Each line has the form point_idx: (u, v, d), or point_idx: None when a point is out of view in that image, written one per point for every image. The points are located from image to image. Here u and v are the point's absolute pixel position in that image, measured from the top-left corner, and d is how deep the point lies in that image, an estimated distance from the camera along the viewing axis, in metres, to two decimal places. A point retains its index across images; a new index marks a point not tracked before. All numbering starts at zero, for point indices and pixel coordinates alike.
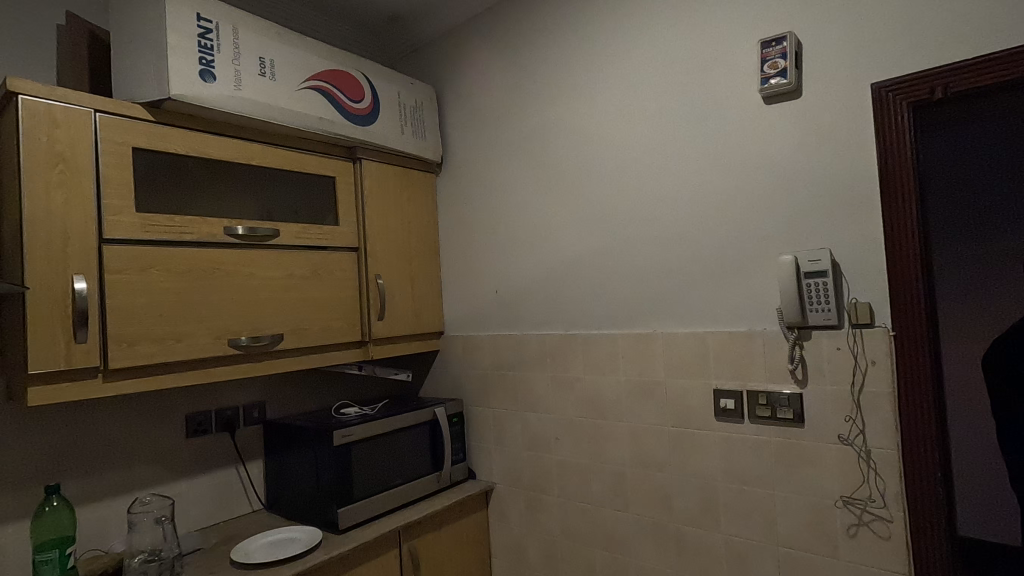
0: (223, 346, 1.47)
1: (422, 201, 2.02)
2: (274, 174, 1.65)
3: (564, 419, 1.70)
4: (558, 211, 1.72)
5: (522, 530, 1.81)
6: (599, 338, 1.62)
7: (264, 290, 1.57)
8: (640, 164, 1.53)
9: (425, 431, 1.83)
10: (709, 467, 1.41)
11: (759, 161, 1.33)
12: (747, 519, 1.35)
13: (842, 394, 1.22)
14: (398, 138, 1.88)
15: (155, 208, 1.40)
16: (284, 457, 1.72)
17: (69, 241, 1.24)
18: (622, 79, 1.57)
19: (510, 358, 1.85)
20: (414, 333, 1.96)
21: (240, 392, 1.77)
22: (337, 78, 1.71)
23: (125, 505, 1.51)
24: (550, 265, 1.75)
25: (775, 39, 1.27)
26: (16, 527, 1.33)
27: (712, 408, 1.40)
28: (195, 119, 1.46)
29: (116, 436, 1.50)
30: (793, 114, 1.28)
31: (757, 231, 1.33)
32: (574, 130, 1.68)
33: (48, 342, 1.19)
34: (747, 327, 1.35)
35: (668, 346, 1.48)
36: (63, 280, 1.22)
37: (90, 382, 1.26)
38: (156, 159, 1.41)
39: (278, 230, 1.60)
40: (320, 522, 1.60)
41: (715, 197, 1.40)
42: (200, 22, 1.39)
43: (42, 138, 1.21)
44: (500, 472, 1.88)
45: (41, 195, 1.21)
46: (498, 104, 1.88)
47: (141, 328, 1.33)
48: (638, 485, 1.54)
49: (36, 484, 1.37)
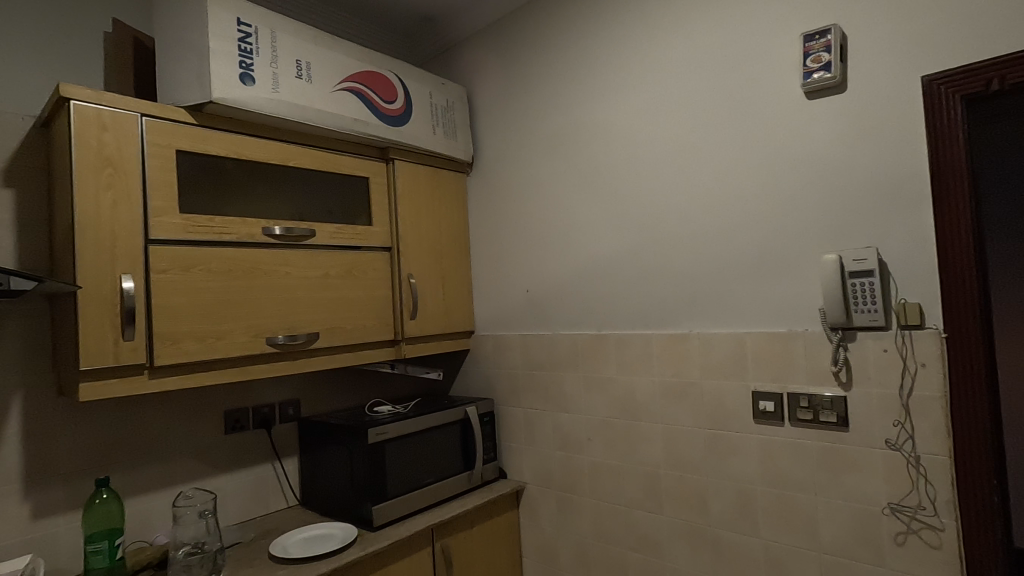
0: (262, 345, 1.50)
1: (453, 201, 2.03)
2: (310, 176, 1.67)
3: (597, 419, 1.69)
4: (590, 209, 1.71)
5: (554, 530, 1.81)
6: (633, 338, 1.60)
7: (301, 289, 1.59)
8: (675, 162, 1.51)
9: (456, 430, 1.84)
10: (747, 471, 1.38)
11: (798, 158, 1.30)
12: (787, 525, 1.32)
13: (889, 398, 1.18)
14: (429, 138, 1.89)
15: (197, 208, 1.43)
16: (319, 454, 1.75)
17: (117, 241, 1.28)
18: (657, 77, 1.55)
19: (542, 358, 1.84)
20: (445, 332, 1.97)
21: (277, 390, 1.80)
22: (370, 79, 1.73)
23: (168, 498, 1.55)
24: (582, 264, 1.74)
25: (819, 31, 1.24)
26: (66, 518, 1.38)
27: (750, 410, 1.37)
28: (235, 121, 1.49)
29: (159, 430, 1.54)
30: (836, 109, 1.25)
31: (799, 229, 1.30)
32: (607, 129, 1.66)
33: (98, 339, 1.23)
34: (787, 328, 1.32)
35: (704, 346, 1.46)
36: (112, 279, 1.27)
37: (137, 378, 1.30)
38: (198, 160, 1.45)
39: (314, 231, 1.62)
40: (354, 518, 1.62)
41: (752, 194, 1.37)
42: (240, 27, 1.42)
43: (92, 142, 1.25)
44: (531, 472, 1.88)
45: (91, 196, 1.25)
46: (530, 103, 1.88)
47: (185, 326, 1.37)
48: (673, 487, 1.52)
49: (86, 476, 1.41)
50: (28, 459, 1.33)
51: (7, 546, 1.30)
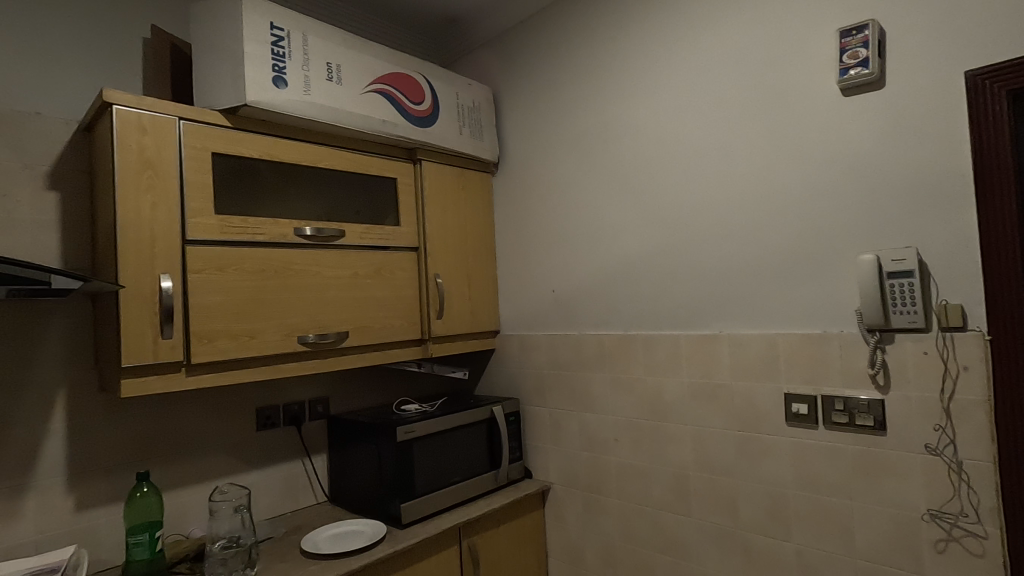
0: (293, 343, 1.53)
1: (479, 201, 2.04)
2: (339, 176, 1.69)
3: (624, 420, 1.68)
4: (618, 210, 1.70)
5: (581, 530, 1.80)
6: (661, 338, 1.59)
7: (331, 288, 1.62)
8: (705, 161, 1.50)
9: (482, 429, 1.84)
10: (779, 474, 1.36)
11: (834, 156, 1.28)
12: (821, 530, 1.30)
13: (929, 401, 1.15)
14: (456, 138, 1.90)
15: (231, 210, 1.47)
16: (348, 451, 1.77)
17: (156, 242, 1.31)
18: (686, 75, 1.54)
19: (568, 358, 1.84)
20: (471, 332, 1.98)
21: (306, 388, 1.83)
22: (399, 80, 1.74)
23: (202, 492, 1.58)
24: (609, 264, 1.73)
25: (856, 27, 1.21)
26: (107, 511, 1.42)
27: (782, 412, 1.35)
28: (267, 124, 1.52)
29: (194, 426, 1.58)
30: (873, 105, 1.22)
31: (833, 228, 1.28)
32: (635, 128, 1.65)
33: (138, 338, 1.27)
34: (821, 329, 1.30)
35: (734, 347, 1.44)
36: (151, 279, 1.30)
37: (174, 376, 1.33)
38: (232, 162, 1.48)
39: (343, 231, 1.65)
40: (383, 515, 1.64)
41: (785, 193, 1.35)
42: (273, 31, 1.45)
43: (133, 145, 1.29)
44: (557, 472, 1.88)
45: (131, 198, 1.28)
46: (556, 103, 1.88)
47: (220, 324, 1.40)
48: (702, 490, 1.51)
49: (125, 470, 1.46)
50: (71, 452, 1.38)
51: (52, 537, 1.34)
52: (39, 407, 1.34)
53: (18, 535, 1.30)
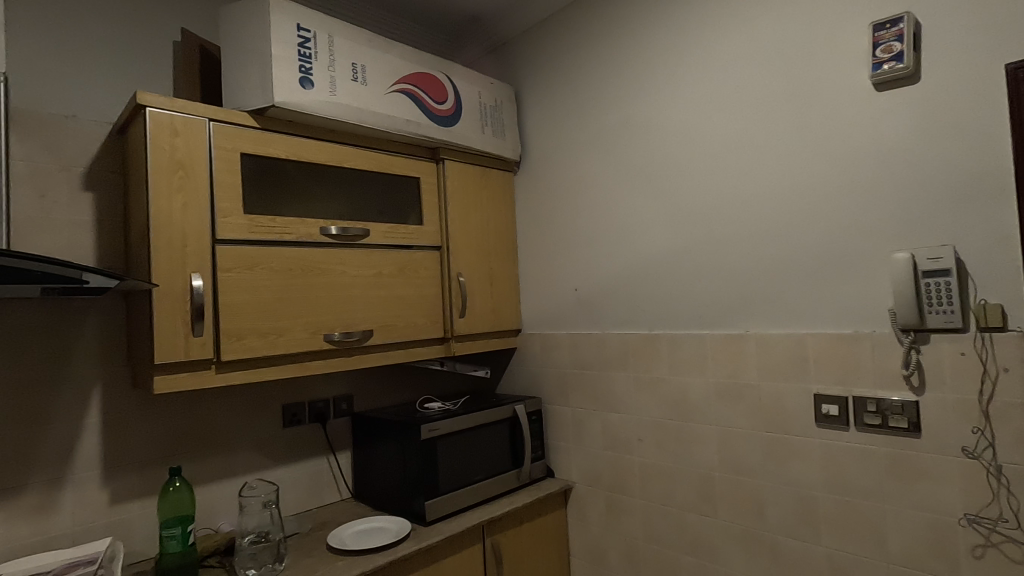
0: (320, 341, 1.54)
1: (502, 200, 2.04)
2: (364, 176, 1.71)
3: (648, 420, 1.67)
4: (642, 208, 1.69)
5: (603, 530, 1.80)
6: (686, 338, 1.58)
7: (356, 286, 1.63)
8: (732, 158, 1.48)
9: (505, 428, 1.85)
10: (809, 477, 1.34)
11: (867, 152, 1.25)
12: (852, 533, 1.28)
13: (966, 403, 1.12)
14: (478, 137, 1.90)
15: (260, 209, 1.49)
16: (372, 448, 1.78)
17: (187, 241, 1.33)
18: (714, 72, 1.52)
19: (591, 358, 1.83)
20: (493, 330, 1.98)
21: (331, 385, 1.85)
22: (422, 80, 1.75)
23: (231, 487, 1.61)
24: (633, 262, 1.72)
25: (890, 20, 1.19)
26: (141, 504, 1.45)
27: (811, 413, 1.33)
28: (294, 124, 1.54)
29: (223, 422, 1.61)
30: (908, 101, 1.19)
31: (866, 225, 1.25)
32: (661, 126, 1.64)
33: (170, 335, 1.29)
34: (853, 329, 1.27)
35: (762, 347, 1.42)
36: (183, 277, 1.32)
37: (205, 372, 1.35)
38: (260, 163, 1.50)
39: (368, 231, 1.66)
40: (407, 513, 1.65)
41: (815, 190, 1.33)
42: (300, 32, 1.46)
43: (165, 146, 1.31)
44: (579, 471, 1.87)
45: (164, 198, 1.31)
46: (579, 102, 1.87)
47: (249, 322, 1.42)
48: (728, 491, 1.49)
49: (157, 465, 1.49)
50: (106, 446, 1.41)
51: (88, 529, 1.38)
52: (75, 403, 1.38)
53: (56, 526, 1.34)
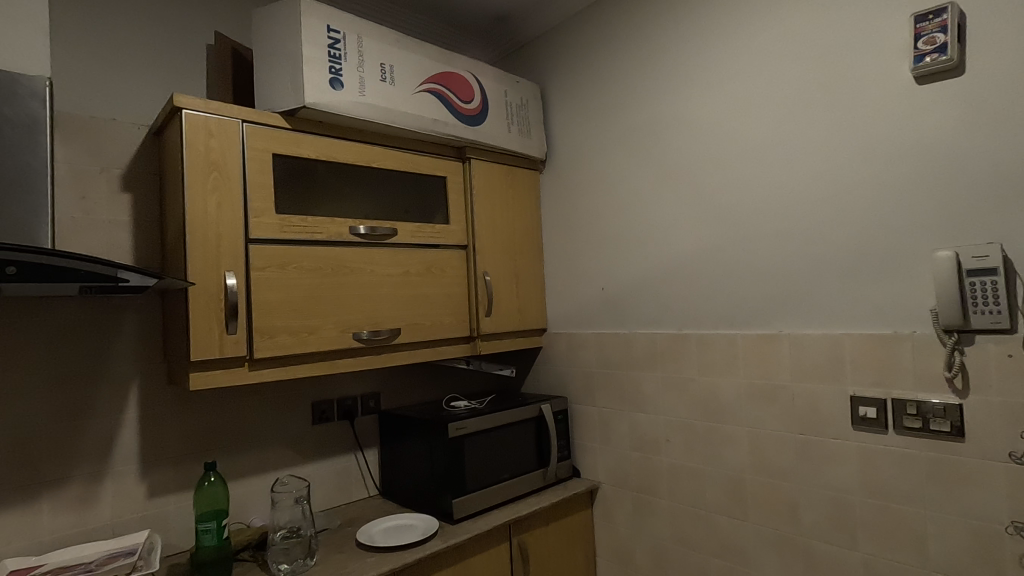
0: (349, 340, 1.56)
1: (528, 199, 2.04)
2: (392, 176, 1.72)
3: (677, 421, 1.65)
4: (670, 206, 1.67)
5: (630, 531, 1.78)
6: (716, 338, 1.55)
7: (384, 285, 1.64)
8: (763, 155, 1.45)
9: (531, 427, 1.84)
10: (845, 480, 1.31)
11: (907, 148, 1.21)
12: (891, 539, 1.24)
13: (1012, 407, 1.08)
14: (504, 136, 1.90)
15: (291, 210, 1.51)
16: (399, 445, 1.80)
17: (222, 240, 1.36)
18: (746, 67, 1.49)
19: (618, 357, 1.82)
20: (519, 329, 1.98)
21: (359, 383, 1.87)
22: (449, 80, 1.75)
23: (262, 483, 1.64)
24: (661, 261, 1.70)
25: (933, 11, 1.15)
26: (176, 498, 1.49)
27: (848, 415, 1.30)
28: (324, 125, 1.55)
29: (254, 418, 1.64)
30: (951, 94, 1.16)
31: (906, 223, 1.22)
32: (691, 123, 1.61)
33: (205, 332, 1.32)
34: (892, 329, 1.24)
35: (796, 348, 1.39)
36: (217, 276, 1.35)
37: (238, 369, 1.38)
38: (291, 163, 1.52)
39: (395, 230, 1.67)
40: (434, 510, 1.66)
41: (852, 188, 1.30)
42: (330, 33, 1.48)
43: (201, 147, 1.34)
44: (606, 472, 1.86)
45: (200, 198, 1.33)
46: (606, 99, 1.86)
47: (281, 320, 1.44)
48: (760, 494, 1.46)
49: (192, 460, 1.52)
50: (144, 442, 1.45)
51: (127, 521, 1.41)
52: (114, 398, 1.42)
53: (97, 518, 1.37)
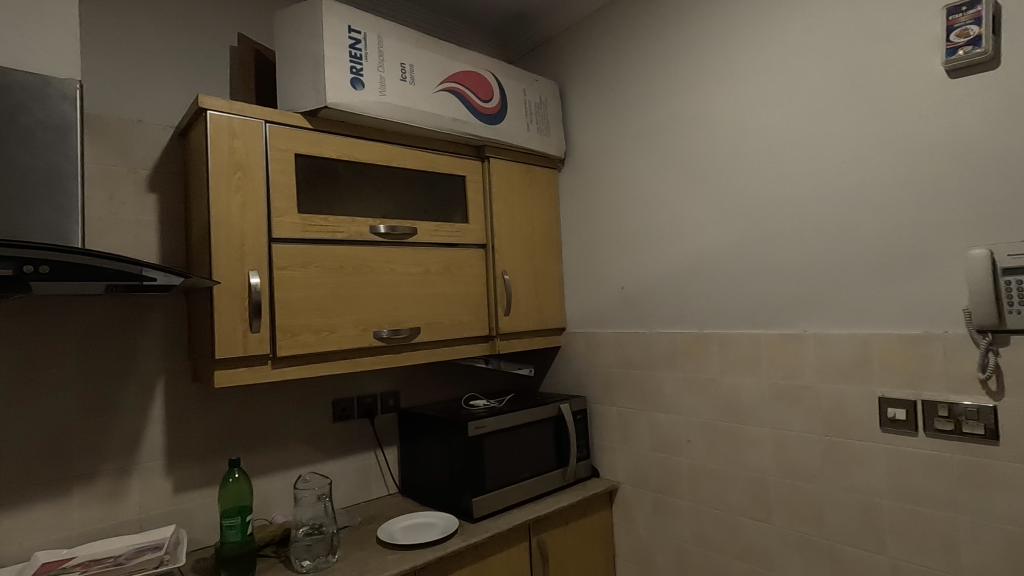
0: (370, 338, 1.56)
1: (546, 198, 2.03)
2: (411, 176, 1.73)
3: (698, 421, 1.63)
4: (692, 204, 1.65)
5: (651, 532, 1.76)
6: (739, 337, 1.53)
7: (404, 284, 1.65)
8: (788, 151, 1.43)
9: (550, 426, 1.84)
10: (872, 483, 1.28)
11: (939, 145, 1.19)
12: (921, 544, 1.21)
13: None
14: (523, 135, 1.90)
15: (313, 209, 1.52)
16: (419, 444, 1.80)
17: (245, 240, 1.37)
18: (770, 63, 1.47)
19: (638, 356, 1.81)
20: (538, 328, 1.97)
21: (379, 381, 1.88)
22: (468, 79, 1.75)
23: (284, 480, 1.66)
24: (682, 260, 1.69)
25: (966, 2, 1.13)
26: (201, 494, 1.51)
27: (876, 417, 1.27)
28: (345, 125, 1.56)
29: (276, 416, 1.65)
30: (985, 87, 1.13)
31: (936, 221, 1.19)
32: (714, 120, 1.60)
33: (230, 330, 1.34)
34: (922, 329, 1.21)
35: (821, 348, 1.37)
36: (241, 275, 1.37)
37: (261, 367, 1.39)
38: (313, 163, 1.53)
39: (415, 229, 1.68)
40: (454, 509, 1.66)
41: (881, 185, 1.27)
42: (350, 34, 1.49)
43: (225, 148, 1.36)
44: (625, 472, 1.85)
45: (224, 199, 1.35)
46: (627, 96, 1.84)
47: (304, 319, 1.45)
48: (784, 497, 1.44)
49: (215, 457, 1.54)
50: (169, 438, 1.47)
51: (153, 516, 1.44)
52: (141, 395, 1.44)
53: (125, 513, 1.40)
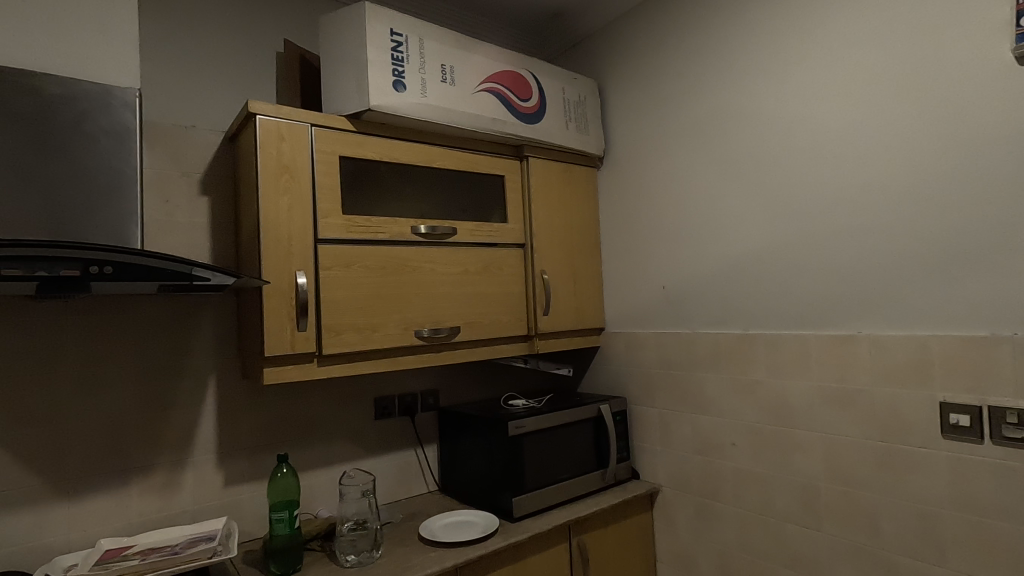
0: (411, 337, 1.58)
1: (585, 197, 2.01)
2: (451, 176, 1.74)
3: (743, 424, 1.59)
4: (736, 202, 1.62)
5: (693, 537, 1.73)
6: (787, 338, 1.49)
7: (444, 283, 1.66)
8: (840, 147, 1.38)
9: (589, 427, 1.82)
10: (932, 492, 1.23)
11: (1006, 136, 1.12)
12: (986, 558, 1.15)
13: None
14: (562, 134, 1.89)
15: (356, 210, 1.55)
16: (458, 442, 1.81)
17: (292, 241, 1.41)
18: (820, 55, 1.42)
19: (679, 357, 1.77)
20: (576, 328, 1.96)
21: (419, 379, 1.90)
22: (508, 79, 1.75)
23: (328, 475, 1.69)
24: (726, 258, 1.65)
25: None
26: (250, 487, 1.56)
27: (936, 423, 1.22)
28: (387, 127, 1.58)
29: (321, 412, 1.69)
30: None
31: (1002, 217, 1.13)
32: (759, 115, 1.56)
33: (278, 329, 1.37)
34: (988, 331, 1.15)
35: (875, 350, 1.31)
36: (288, 275, 1.40)
37: (307, 365, 1.43)
38: (356, 165, 1.56)
39: (455, 229, 1.69)
40: (493, 507, 1.66)
41: (940, 180, 1.21)
42: (393, 37, 1.50)
43: (273, 151, 1.39)
44: (667, 475, 1.82)
45: (272, 201, 1.39)
46: (668, 92, 1.81)
47: (347, 318, 1.48)
48: (835, 503, 1.39)
49: (263, 451, 1.59)
50: (221, 433, 1.52)
51: (205, 507, 1.49)
52: (194, 391, 1.50)
53: (179, 504, 1.46)
